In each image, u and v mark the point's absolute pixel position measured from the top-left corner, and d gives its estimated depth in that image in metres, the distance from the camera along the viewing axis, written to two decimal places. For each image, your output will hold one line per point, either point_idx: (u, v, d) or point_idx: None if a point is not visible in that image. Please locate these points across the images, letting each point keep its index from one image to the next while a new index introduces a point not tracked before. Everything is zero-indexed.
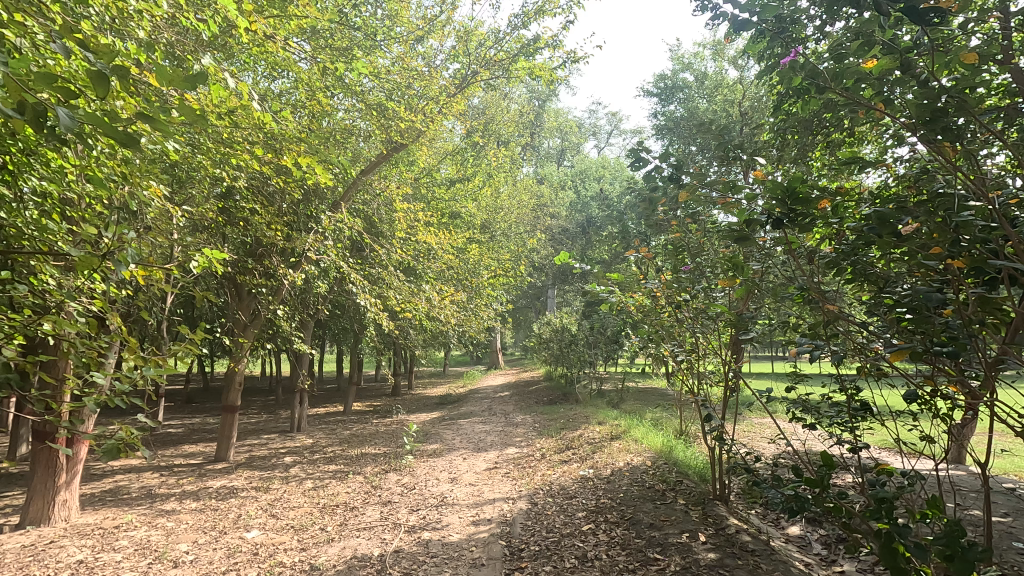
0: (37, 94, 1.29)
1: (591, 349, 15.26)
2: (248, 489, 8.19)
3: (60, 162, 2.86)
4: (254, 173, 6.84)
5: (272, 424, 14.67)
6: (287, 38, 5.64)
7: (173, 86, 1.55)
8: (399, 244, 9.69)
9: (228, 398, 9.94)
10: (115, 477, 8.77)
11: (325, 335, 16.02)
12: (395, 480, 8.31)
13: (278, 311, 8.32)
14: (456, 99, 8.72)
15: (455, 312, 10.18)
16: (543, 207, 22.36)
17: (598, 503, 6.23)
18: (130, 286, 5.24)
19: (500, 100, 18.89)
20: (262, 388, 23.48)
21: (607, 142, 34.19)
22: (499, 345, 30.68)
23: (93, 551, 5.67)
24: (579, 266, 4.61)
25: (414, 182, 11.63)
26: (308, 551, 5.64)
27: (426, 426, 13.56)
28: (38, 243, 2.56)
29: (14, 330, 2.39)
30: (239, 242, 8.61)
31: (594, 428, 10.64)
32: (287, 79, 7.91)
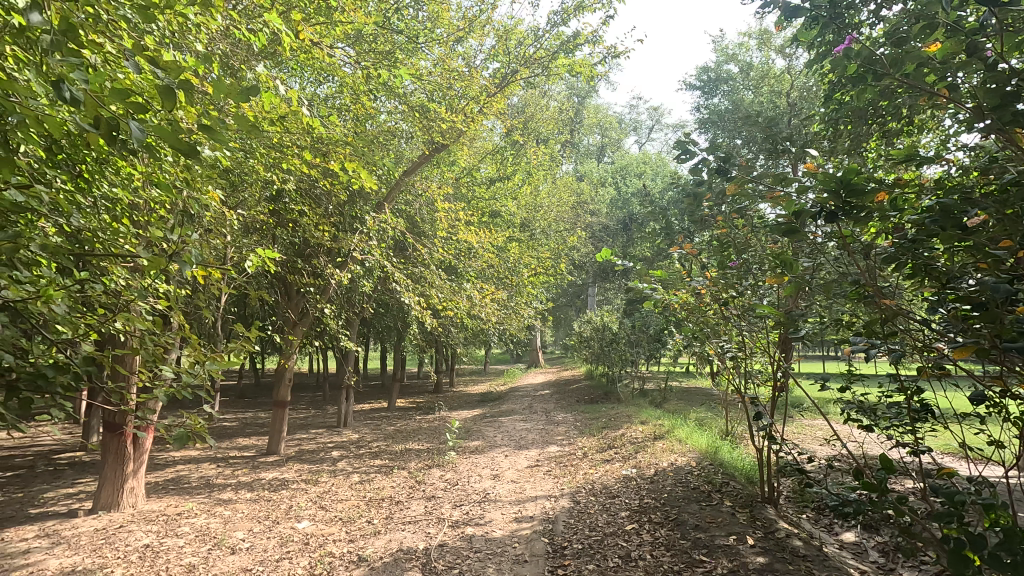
0: (110, 108, 1.39)
1: (633, 347, 15.07)
2: (299, 481, 8.49)
3: (128, 169, 3.04)
4: (302, 176, 7.08)
5: (320, 419, 15.13)
6: (332, 45, 5.81)
7: (231, 97, 1.64)
8: (441, 243, 9.83)
9: (279, 394, 10.31)
10: (177, 467, 9.25)
11: (369, 333, 16.41)
12: (439, 476, 8.45)
13: (325, 309, 8.58)
14: (496, 98, 8.77)
15: (496, 310, 10.25)
16: (583, 205, 22.21)
17: (641, 503, 6.16)
18: (189, 285, 5.52)
19: (540, 99, 18.85)
20: (310, 384, 24.23)
21: (649, 138, 33.61)
22: (539, 343, 30.65)
23: (158, 536, 6.00)
24: (621, 263, 4.55)
25: (455, 182, 11.77)
26: (356, 542, 5.81)
27: (468, 423, 13.71)
28: (110, 246, 2.73)
29: (90, 327, 2.56)
30: (289, 243, 8.93)
31: (637, 428, 10.51)
32: (333, 84, 8.15)
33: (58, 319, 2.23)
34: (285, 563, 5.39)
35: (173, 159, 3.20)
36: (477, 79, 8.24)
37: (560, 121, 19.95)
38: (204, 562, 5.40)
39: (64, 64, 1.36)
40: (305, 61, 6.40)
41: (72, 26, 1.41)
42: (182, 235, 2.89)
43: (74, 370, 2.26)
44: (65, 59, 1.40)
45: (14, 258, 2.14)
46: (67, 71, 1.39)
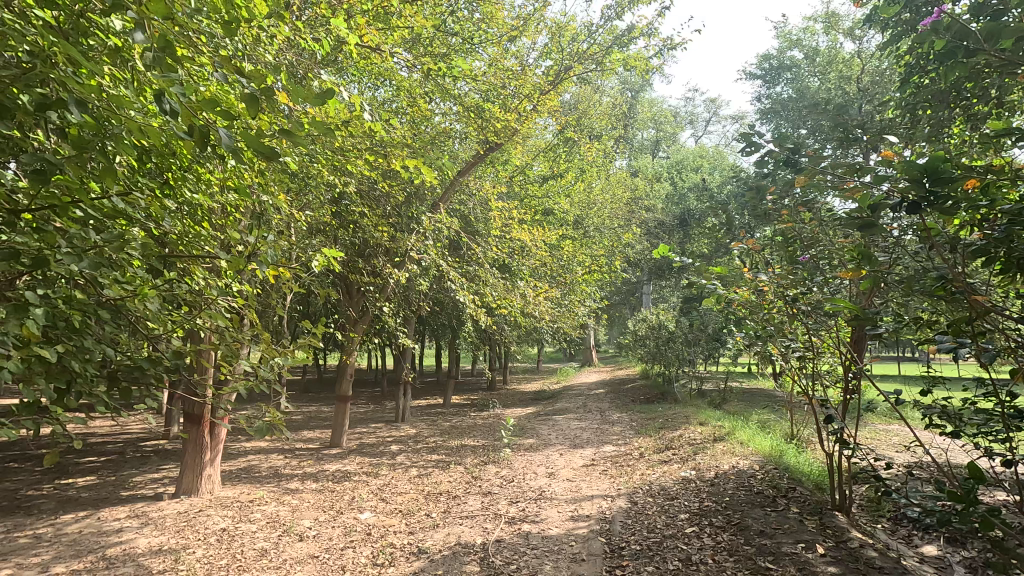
0: (202, 119, 1.48)
1: (690, 346, 14.70)
2: (360, 474, 8.81)
3: (207, 176, 3.22)
4: (362, 179, 7.33)
5: (379, 414, 15.60)
6: (390, 49, 5.97)
7: (308, 102, 1.71)
8: (495, 242, 9.92)
9: (341, 389, 10.70)
10: (248, 457, 9.79)
11: (425, 331, 16.77)
12: (494, 472, 8.54)
13: (384, 308, 8.86)
14: (549, 95, 8.77)
15: (549, 308, 10.25)
16: (637, 201, 21.83)
17: (702, 506, 6.00)
18: (259, 284, 5.82)
19: (593, 94, 18.64)
20: (369, 380, 25.03)
21: (705, 131, 32.61)
22: (593, 342, 30.37)
23: (233, 521, 6.38)
24: (680, 259, 4.40)
25: (509, 181, 11.83)
26: (416, 534, 5.96)
27: (522, 420, 13.76)
28: (193, 248, 2.90)
29: (177, 324, 2.74)
30: (350, 244, 9.25)
31: (696, 429, 10.23)
32: (390, 88, 8.37)
33: (151, 315, 2.41)
34: (349, 552, 5.59)
35: (247, 164, 3.36)
36: (530, 76, 8.24)
37: (613, 117, 19.67)
38: (275, 547, 5.69)
39: (162, 79, 1.46)
40: (365, 67, 6.62)
41: (170, 43, 1.52)
42: (258, 237, 3.05)
43: (164, 364, 2.42)
44: (163, 73, 1.50)
45: (114, 259, 2.33)
46: (165, 85, 1.50)
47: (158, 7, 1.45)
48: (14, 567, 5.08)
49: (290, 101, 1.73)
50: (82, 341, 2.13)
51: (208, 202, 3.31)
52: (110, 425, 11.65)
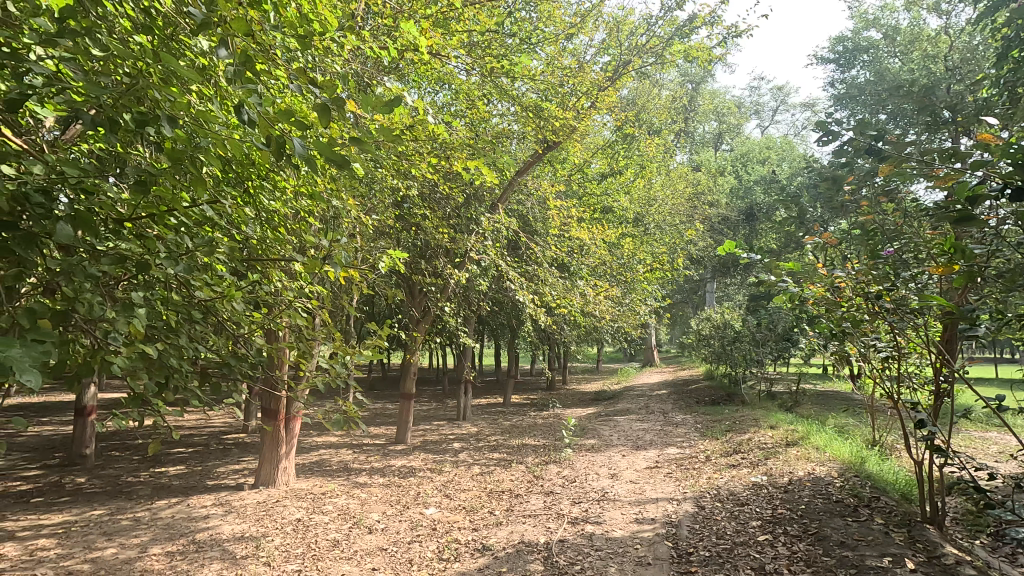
0: (277, 129, 1.56)
1: (759, 346, 14.08)
2: (424, 470, 9.03)
3: (283, 184, 3.38)
4: (424, 181, 7.51)
5: (441, 412, 15.90)
6: (450, 53, 6.09)
7: (375, 108, 1.76)
8: (554, 241, 9.90)
9: (405, 387, 10.99)
10: (320, 451, 10.24)
11: (484, 330, 16.95)
12: (556, 472, 8.52)
13: (445, 307, 9.04)
14: (607, 92, 8.65)
15: (609, 307, 10.11)
16: (700, 196, 21.12)
17: (775, 514, 5.73)
18: (328, 286, 6.08)
19: (652, 88, 18.21)
20: (430, 379, 25.56)
21: (772, 120, 31.14)
22: (654, 343, 29.65)
23: (307, 512, 6.69)
24: (747, 255, 4.17)
25: (567, 179, 11.77)
26: (480, 531, 6.04)
27: (583, 421, 13.64)
28: (271, 253, 3.06)
29: (257, 324, 2.89)
30: (412, 246, 9.49)
31: (766, 433, 9.79)
32: (450, 92, 8.52)
33: (236, 316, 2.57)
34: (416, 546, 5.74)
35: (319, 172, 3.50)
36: (589, 73, 8.16)
37: (673, 110, 19.15)
38: (346, 539, 5.92)
39: (243, 94, 1.55)
40: (426, 71, 6.80)
41: (249, 57, 1.59)
42: (331, 241, 3.17)
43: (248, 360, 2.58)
44: (245, 87, 1.58)
45: (204, 264, 2.51)
46: (246, 101, 1.59)
47: (239, 25, 1.53)
48: (117, 547, 5.56)
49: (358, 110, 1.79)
50: (178, 339, 2.31)
51: (285, 210, 3.47)
52: (196, 418, 12.50)
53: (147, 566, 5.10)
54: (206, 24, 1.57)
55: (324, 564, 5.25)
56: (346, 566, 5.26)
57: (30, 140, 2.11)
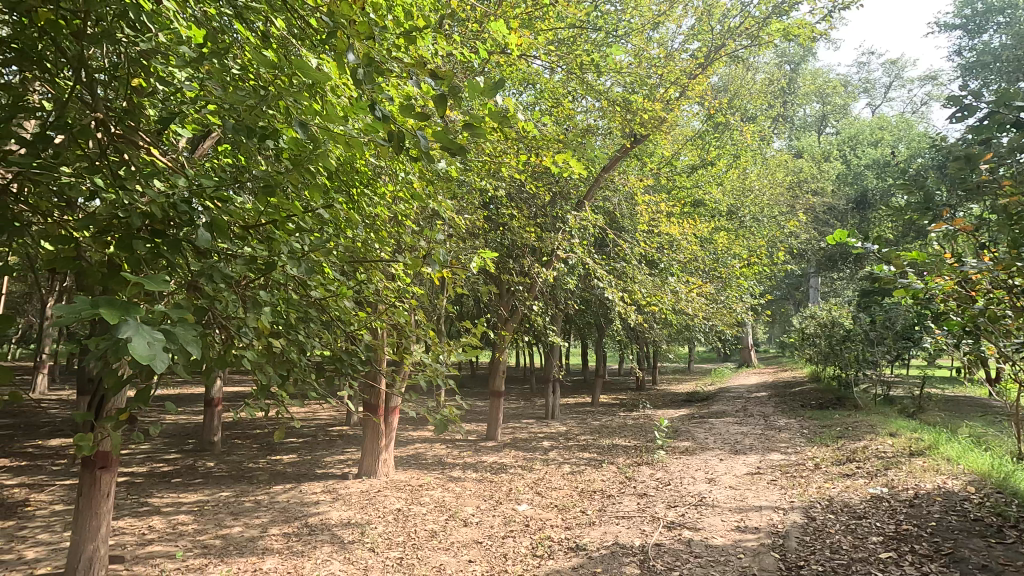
0: (398, 123, 1.61)
1: (874, 346, 12.87)
2: (516, 467, 9.14)
3: (384, 188, 3.51)
4: (509, 181, 7.62)
5: (530, 410, 16.02)
6: (533, 52, 6.25)
7: (485, 97, 1.76)
8: (643, 238, 9.65)
9: (494, 385, 11.17)
10: (416, 445, 10.69)
11: (571, 329, 16.84)
12: (649, 474, 8.29)
13: (533, 306, 9.11)
14: (698, 79, 8.29)
15: (704, 304, 9.67)
16: (802, 184, 19.67)
17: (900, 530, 5.21)
18: (421, 285, 6.34)
19: (745, 72, 17.20)
20: (518, 377, 25.79)
21: (885, 98, 28.30)
22: (751, 342, 27.98)
23: (407, 503, 7.00)
24: (860, 245, 3.75)
25: (656, 173, 11.39)
26: (573, 530, 6.01)
27: (675, 422, 13.17)
28: (377, 254, 3.18)
29: (363, 321, 3.02)
30: (499, 246, 9.63)
31: (885, 441, 8.93)
32: (535, 91, 8.54)
33: (348, 313, 2.72)
34: (510, 541, 5.82)
35: (416, 173, 3.61)
36: (678, 62, 7.90)
37: (769, 94, 17.96)
38: (443, 530, 6.13)
39: (369, 91, 1.62)
40: (510, 71, 6.88)
41: (372, 57, 1.64)
42: (431, 240, 3.26)
43: (360, 355, 2.74)
44: (371, 85, 1.66)
45: (319, 265, 2.68)
46: (371, 98, 1.66)
47: (364, 28, 1.60)
48: (243, 526, 6.13)
49: (472, 99, 1.79)
50: (298, 334, 2.49)
51: (387, 211, 3.61)
52: (304, 411, 13.48)
53: (268, 545, 5.57)
54: (333, 31, 1.66)
55: (423, 554, 5.45)
56: (444, 556, 5.43)
57: (176, 159, 2.37)
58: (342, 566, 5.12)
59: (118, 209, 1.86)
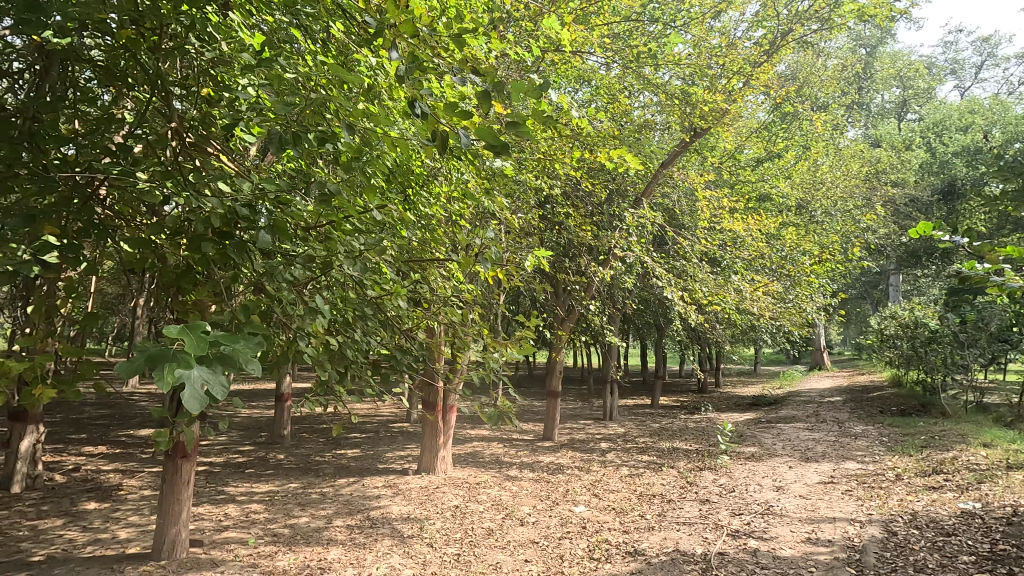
0: (444, 123, 1.63)
1: (964, 349, 11.83)
2: (573, 468, 9.06)
3: (437, 188, 3.55)
4: (564, 178, 7.57)
5: (588, 411, 15.85)
6: (589, 48, 6.35)
7: (532, 93, 1.72)
8: (704, 235, 9.33)
9: (551, 385, 11.11)
10: (473, 444, 10.80)
11: (630, 329, 16.52)
12: (712, 479, 7.98)
13: (590, 306, 8.99)
14: (763, 67, 7.91)
15: (770, 304, 9.23)
16: (880, 174, 18.39)
17: (996, 551, 4.75)
18: (477, 284, 6.41)
19: (815, 58, 16.28)
20: (575, 377, 25.58)
21: (976, 79, 26.00)
22: (824, 343, 26.44)
23: (464, 500, 7.09)
24: (948, 238, 3.41)
25: (718, 167, 10.98)
26: (631, 534, 5.88)
27: (740, 427, 12.64)
28: (431, 253, 3.22)
29: (418, 320, 3.06)
30: (555, 245, 9.57)
31: (978, 452, 8.20)
32: (590, 88, 8.45)
33: (402, 312, 2.77)
34: (566, 542, 5.77)
35: (470, 172, 3.62)
36: (741, 51, 7.60)
37: (841, 80, 16.92)
38: (500, 529, 6.16)
39: (414, 90, 1.63)
40: (565, 68, 6.84)
41: (417, 55, 1.66)
42: (483, 240, 3.26)
43: (414, 353, 2.80)
44: (414, 84, 1.68)
45: (374, 265, 2.75)
46: (416, 97, 1.68)
47: (408, 26, 1.62)
48: (309, 517, 6.39)
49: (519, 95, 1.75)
50: (354, 332, 2.57)
51: (441, 211, 3.65)
52: (367, 407, 13.93)
53: (333, 536, 5.79)
54: (379, 32, 1.68)
55: (480, 551, 5.49)
56: (500, 555, 5.45)
57: (243, 165, 2.53)
58: (401, 560, 5.23)
59: (188, 214, 2.00)
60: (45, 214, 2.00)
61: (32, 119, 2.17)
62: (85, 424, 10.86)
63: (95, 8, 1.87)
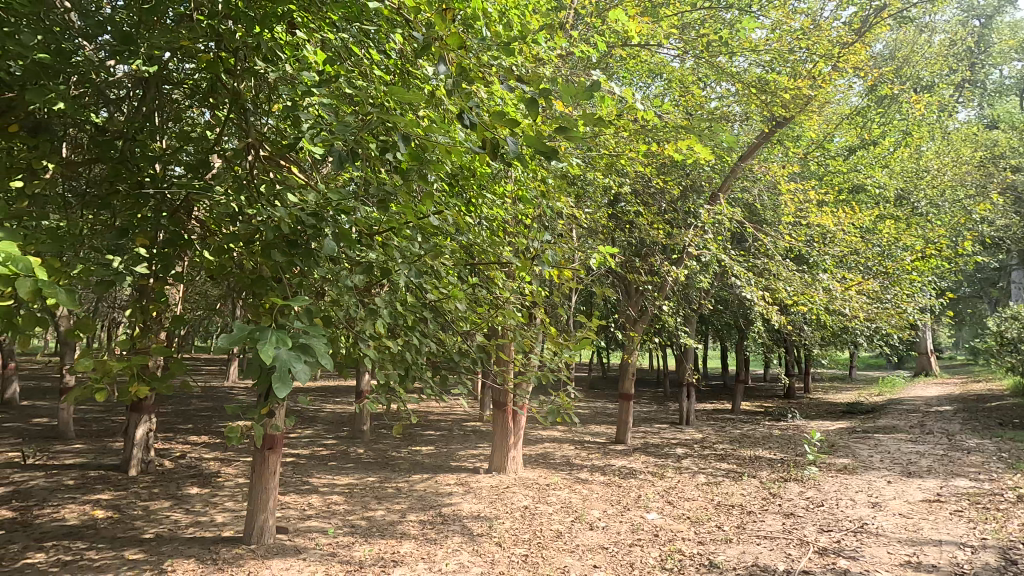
0: (492, 130, 1.67)
1: None
2: (646, 473, 8.81)
3: (499, 191, 3.59)
4: (634, 175, 7.42)
5: (664, 415, 15.37)
6: (660, 41, 6.17)
7: (580, 97, 1.71)
8: (788, 230, 8.76)
9: (623, 387, 10.86)
10: (545, 445, 10.78)
11: (708, 330, 15.84)
12: (798, 492, 7.48)
13: (663, 306, 8.71)
14: (854, 48, 7.32)
15: (864, 303, 8.52)
16: (999, 158, 16.45)
17: None
18: (544, 285, 6.40)
19: (917, 34, 14.86)
20: (651, 380, 24.88)
21: None
22: (931, 347, 24.04)
23: (534, 501, 7.08)
24: None
25: (803, 158, 10.30)
26: (707, 546, 5.63)
27: (831, 436, 11.74)
28: (492, 256, 3.26)
29: (480, 322, 3.12)
30: (627, 244, 9.37)
31: None
32: (662, 82, 8.21)
33: (462, 314, 2.83)
34: (637, 549, 5.62)
35: (531, 173, 3.63)
36: (828, 32, 7.05)
37: (949, 57, 15.34)
38: (569, 532, 6.10)
39: (463, 100, 1.69)
40: (635, 63, 6.70)
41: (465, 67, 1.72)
42: (543, 242, 3.26)
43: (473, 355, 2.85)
44: (462, 97, 1.74)
45: (434, 269, 2.84)
46: (464, 106, 1.73)
47: (455, 40, 1.68)
48: (385, 510, 6.65)
49: (568, 99, 1.75)
50: (414, 335, 2.67)
51: (503, 214, 3.69)
52: (442, 406, 14.29)
53: (406, 530, 5.98)
54: (427, 47, 1.76)
55: (548, 554, 5.46)
56: (568, 558, 5.39)
57: (312, 175, 2.70)
58: (470, 557, 5.31)
59: (258, 222, 2.17)
60: (138, 228, 2.28)
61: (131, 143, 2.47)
62: (193, 414, 11.93)
63: (178, 35, 2.10)
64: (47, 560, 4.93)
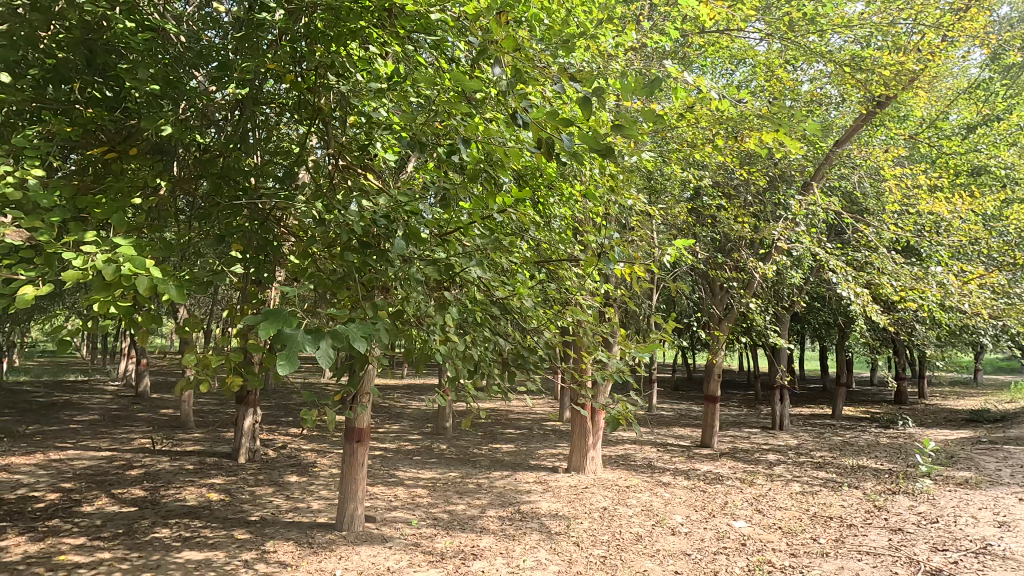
0: (547, 130, 1.70)
1: None
2: (734, 479, 8.40)
3: (568, 190, 3.59)
4: (715, 168, 7.13)
5: (755, 419, 14.54)
6: (741, 25, 5.90)
7: (637, 92, 1.69)
8: (895, 219, 8.00)
9: (709, 389, 10.41)
10: (625, 446, 10.57)
11: (804, 329, 14.79)
12: (907, 506, 6.82)
13: (751, 304, 8.26)
14: (971, 13, 6.55)
15: (988, 298, 7.59)
16: None
17: None
18: (620, 283, 6.31)
19: None
20: (741, 382, 23.62)
21: None
22: None
23: (613, 503, 6.98)
24: None
25: (911, 139, 9.39)
26: (800, 558, 5.28)
27: (951, 446, 10.54)
28: (561, 254, 3.28)
29: (549, 320, 3.13)
30: (710, 240, 8.99)
31: None
32: (748, 68, 7.80)
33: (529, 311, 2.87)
34: (722, 558, 5.39)
35: (600, 169, 3.60)
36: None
37: None
38: (649, 536, 5.96)
39: (518, 102, 1.73)
40: (715, 49, 6.42)
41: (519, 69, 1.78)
42: (613, 239, 3.22)
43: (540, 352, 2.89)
44: (517, 98, 1.79)
45: (502, 267, 2.91)
46: (521, 107, 1.78)
47: (509, 43, 1.73)
48: (466, 505, 6.84)
49: (625, 95, 1.73)
50: (482, 332, 2.75)
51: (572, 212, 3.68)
52: (522, 405, 14.42)
53: (485, 525, 6.12)
54: (484, 50, 1.83)
55: (627, 556, 5.38)
56: (648, 563, 5.27)
57: (387, 180, 2.87)
58: (547, 556, 5.34)
59: (337, 226, 2.36)
60: (237, 235, 2.53)
61: (228, 160, 2.79)
62: (293, 408, 12.87)
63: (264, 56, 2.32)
64: (171, 535, 5.53)
